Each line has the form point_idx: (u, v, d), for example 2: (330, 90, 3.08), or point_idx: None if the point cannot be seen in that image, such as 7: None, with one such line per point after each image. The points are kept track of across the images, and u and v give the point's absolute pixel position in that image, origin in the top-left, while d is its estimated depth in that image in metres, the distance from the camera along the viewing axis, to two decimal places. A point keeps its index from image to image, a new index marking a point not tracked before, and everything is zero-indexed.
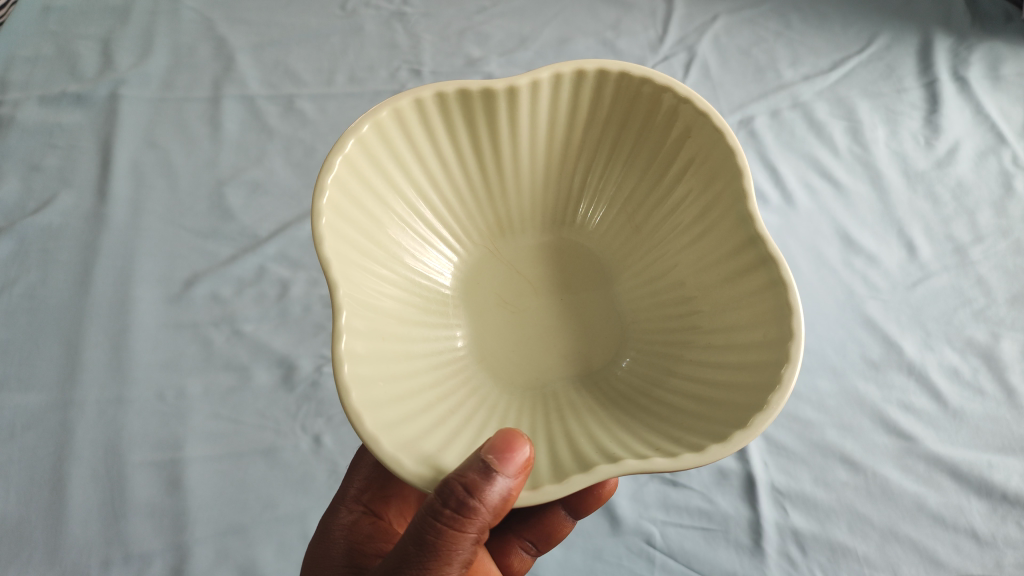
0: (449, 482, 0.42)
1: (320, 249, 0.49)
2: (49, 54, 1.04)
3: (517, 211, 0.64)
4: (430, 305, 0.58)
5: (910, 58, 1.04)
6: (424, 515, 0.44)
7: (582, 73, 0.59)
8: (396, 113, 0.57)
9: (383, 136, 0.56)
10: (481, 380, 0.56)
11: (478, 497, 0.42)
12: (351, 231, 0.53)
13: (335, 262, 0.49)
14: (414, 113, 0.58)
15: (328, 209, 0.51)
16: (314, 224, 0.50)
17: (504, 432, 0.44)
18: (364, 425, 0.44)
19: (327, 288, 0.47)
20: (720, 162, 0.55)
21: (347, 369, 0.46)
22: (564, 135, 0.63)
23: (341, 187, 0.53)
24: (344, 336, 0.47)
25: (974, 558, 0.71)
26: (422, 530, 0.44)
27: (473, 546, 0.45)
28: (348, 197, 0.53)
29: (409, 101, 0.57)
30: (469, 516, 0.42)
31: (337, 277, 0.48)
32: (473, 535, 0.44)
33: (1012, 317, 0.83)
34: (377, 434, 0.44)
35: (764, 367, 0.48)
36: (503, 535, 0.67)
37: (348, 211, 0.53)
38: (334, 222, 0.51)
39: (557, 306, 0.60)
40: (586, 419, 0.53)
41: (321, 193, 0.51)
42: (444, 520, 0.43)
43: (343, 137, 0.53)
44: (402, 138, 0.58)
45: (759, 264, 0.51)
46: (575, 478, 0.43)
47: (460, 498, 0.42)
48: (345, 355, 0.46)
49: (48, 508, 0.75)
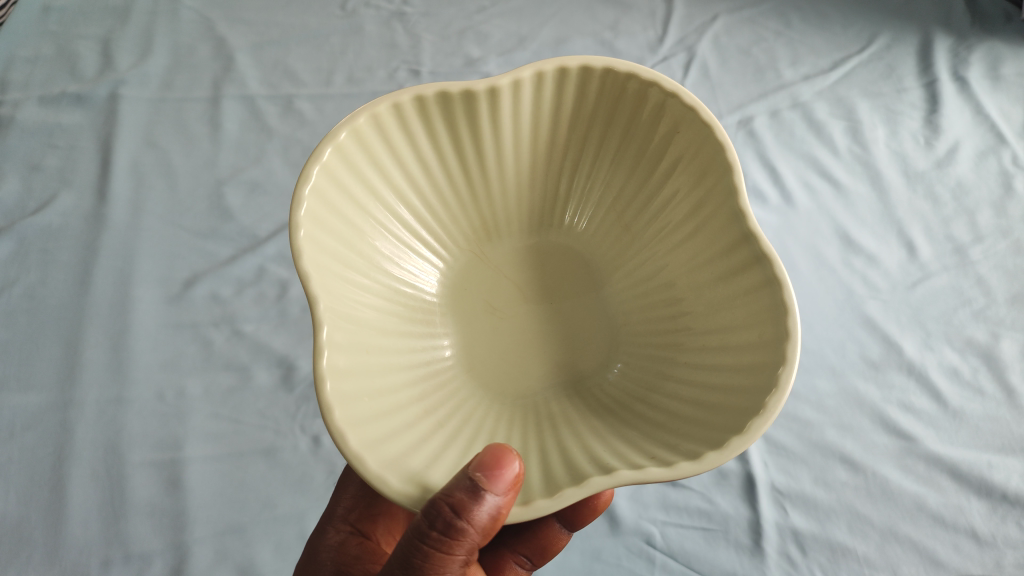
0: (436, 503, 0.42)
1: (299, 263, 0.48)
2: (48, 54, 1.05)
3: (503, 214, 0.64)
4: (416, 314, 0.58)
5: (909, 58, 1.04)
6: (411, 538, 0.44)
7: (565, 70, 0.59)
8: (374, 118, 0.56)
9: (361, 141, 0.56)
10: (470, 390, 0.56)
11: (466, 518, 0.42)
12: (331, 242, 0.53)
13: (315, 276, 0.49)
14: (393, 118, 0.58)
15: (306, 221, 0.51)
16: (292, 238, 0.50)
17: (493, 449, 0.43)
18: (349, 444, 0.44)
19: (307, 304, 0.47)
20: (711, 158, 0.55)
21: (330, 387, 0.46)
22: (549, 135, 0.63)
23: (319, 197, 0.52)
24: (325, 352, 0.46)
25: (974, 558, 0.71)
26: (410, 553, 0.44)
27: (463, 566, 0.45)
28: (327, 207, 0.53)
29: (387, 105, 0.57)
30: (456, 538, 0.43)
31: (316, 290, 0.48)
32: (462, 556, 0.44)
33: (1012, 317, 0.83)
34: (362, 452, 0.44)
35: (761, 368, 0.48)
36: (498, 550, 0.67)
37: (327, 221, 0.53)
38: (313, 234, 0.51)
39: (545, 311, 0.60)
40: (579, 427, 0.53)
41: (299, 205, 0.50)
42: (431, 542, 0.43)
43: (320, 145, 0.53)
44: (380, 144, 0.58)
45: (752, 263, 0.51)
46: (565, 493, 0.42)
47: (447, 519, 0.42)
48: (327, 372, 0.46)
49: (48, 509, 0.75)
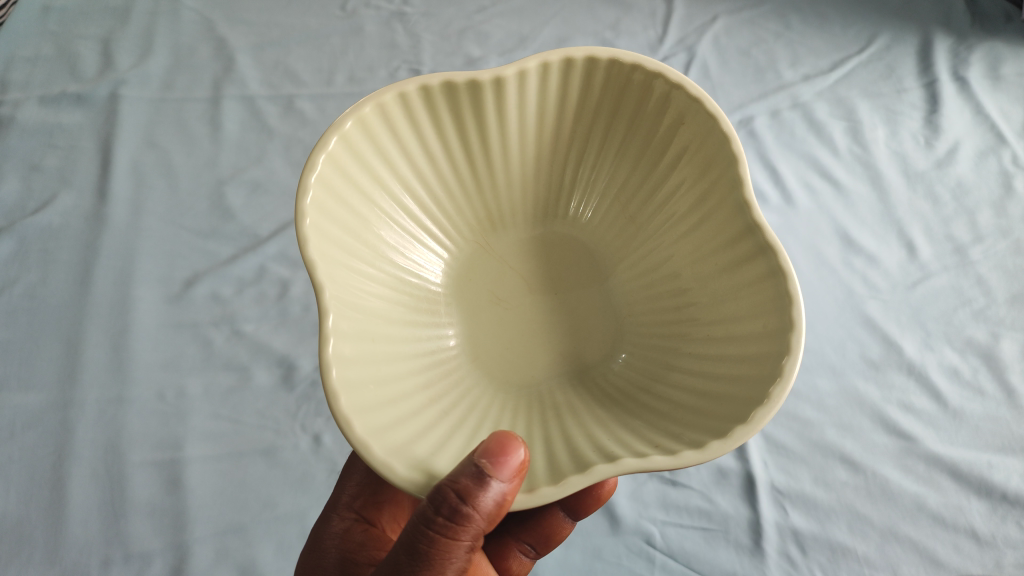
0: (442, 489, 0.42)
1: (305, 250, 0.48)
2: (49, 54, 1.05)
3: (508, 205, 0.64)
4: (421, 304, 0.58)
5: (909, 58, 1.04)
6: (417, 523, 0.44)
7: (570, 61, 0.59)
8: (380, 107, 0.56)
9: (366, 130, 0.56)
10: (474, 379, 0.56)
11: (471, 504, 0.42)
12: (336, 231, 0.53)
13: (320, 263, 0.49)
14: (398, 107, 0.58)
15: (311, 209, 0.51)
16: (298, 226, 0.50)
17: (497, 436, 0.43)
18: (354, 430, 0.44)
19: (312, 291, 0.47)
20: (716, 149, 0.55)
21: (335, 374, 0.45)
22: (554, 125, 0.63)
23: (324, 186, 0.52)
24: (331, 339, 0.46)
25: (974, 558, 0.71)
26: (415, 539, 0.44)
27: (467, 554, 0.45)
28: (332, 195, 0.53)
29: (393, 95, 0.56)
30: (462, 524, 0.43)
31: (321, 277, 0.48)
32: (467, 543, 0.44)
33: (1012, 317, 0.82)
34: (367, 439, 0.44)
35: (765, 358, 0.48)
36: (502, 539, 0.67)
37: (333, 210, 0.53)
38: (318, 222, 0.51)
39: (550, 301, 0.60)
40: (583, 416, 0.53)
41: (304, 192, 0.50)
42: (437, 528, 0.43)
43: (326, 133, 0.53)
44: (386, 133, 0.58)
45: (758, 253, 0.51)
46: (571, 480, 0.42)
47: (453, 505, 0.42)
48: (333, 359, 0.46)
49: (48, 509, 0.75)
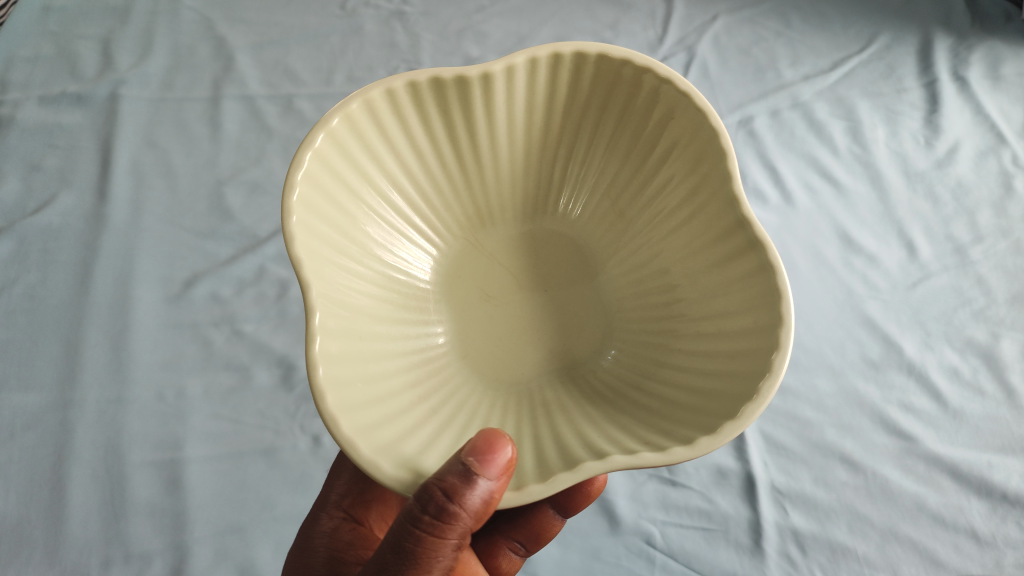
0: (429, 487, 0.42)
1: (291, 248, 0.49)
2: (48, 53, 1.05)
3: (497, 201, 0.64)
4: (410, 301, 0.58)
5: (909, 58, 1.04)
6: (404, 522, 0.44)
7: (559, 56, 0.58)
8: (367, 104, 0.56)
9: (354, 127, 0.56)
10: (463, 377, 0.56)
11: (458, 502, 0.42)
12: (324, 228, 0.53)
13: (307, 261, 0.49)
14: (386, 103, 0.57)
15: (299, 207, 0.51)
16: (285, 224, 0.50)
17: (485, 433, 0.43)
18: (340, 428, 0.44)
19: (300, 289, 0.47)
20: (706, 144, 0.55)
21: (322, 372, 0.46)
22: (544, 121, 0.62)
23: (311, 183, 0.52)
24: (318, 336, 0.46)
25: (974, 558, 0.71)
26: (402, 537, 0.44)
27: (455, 551, 0.45)
28: (319, 192, 0.53)
29: (380, 91, 0.56)
30: (449, 522, 0.43)
31: (307, 275, 0.48)
32: (454, 540, 0.44)
33: (1012, 317, 0.82)
34: (354, 437, 0.44)
35: (755, 353, 0.48)
36: (491, 537, 0.67)
37: (320, 208, 0.53)
38: (306, 220, 0.51)
39: (539, 297, 0.60)
40: (573, 413, 0.53)
41: (291, 190, 0.50)
42: (423, 526, 0.43)
43: (313, 131, 0.53)
44: (373, 130, 0.58)
45: (747, 248, 0.51)
46: (559, 478, 0.42)
47: (440, 503, 0.42)
48: (319, 357, 0.46)
49: (48, 509, 0.75)
